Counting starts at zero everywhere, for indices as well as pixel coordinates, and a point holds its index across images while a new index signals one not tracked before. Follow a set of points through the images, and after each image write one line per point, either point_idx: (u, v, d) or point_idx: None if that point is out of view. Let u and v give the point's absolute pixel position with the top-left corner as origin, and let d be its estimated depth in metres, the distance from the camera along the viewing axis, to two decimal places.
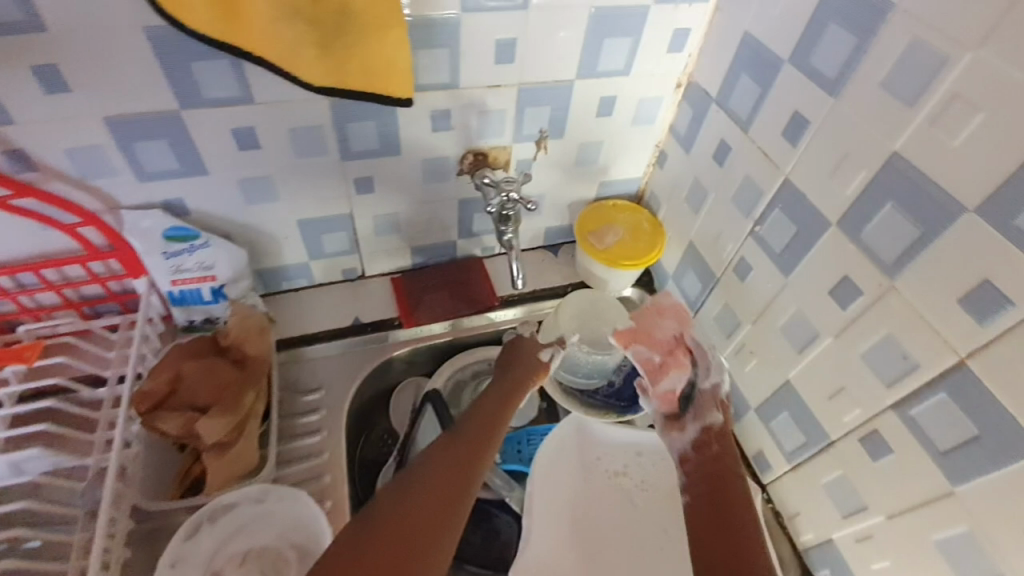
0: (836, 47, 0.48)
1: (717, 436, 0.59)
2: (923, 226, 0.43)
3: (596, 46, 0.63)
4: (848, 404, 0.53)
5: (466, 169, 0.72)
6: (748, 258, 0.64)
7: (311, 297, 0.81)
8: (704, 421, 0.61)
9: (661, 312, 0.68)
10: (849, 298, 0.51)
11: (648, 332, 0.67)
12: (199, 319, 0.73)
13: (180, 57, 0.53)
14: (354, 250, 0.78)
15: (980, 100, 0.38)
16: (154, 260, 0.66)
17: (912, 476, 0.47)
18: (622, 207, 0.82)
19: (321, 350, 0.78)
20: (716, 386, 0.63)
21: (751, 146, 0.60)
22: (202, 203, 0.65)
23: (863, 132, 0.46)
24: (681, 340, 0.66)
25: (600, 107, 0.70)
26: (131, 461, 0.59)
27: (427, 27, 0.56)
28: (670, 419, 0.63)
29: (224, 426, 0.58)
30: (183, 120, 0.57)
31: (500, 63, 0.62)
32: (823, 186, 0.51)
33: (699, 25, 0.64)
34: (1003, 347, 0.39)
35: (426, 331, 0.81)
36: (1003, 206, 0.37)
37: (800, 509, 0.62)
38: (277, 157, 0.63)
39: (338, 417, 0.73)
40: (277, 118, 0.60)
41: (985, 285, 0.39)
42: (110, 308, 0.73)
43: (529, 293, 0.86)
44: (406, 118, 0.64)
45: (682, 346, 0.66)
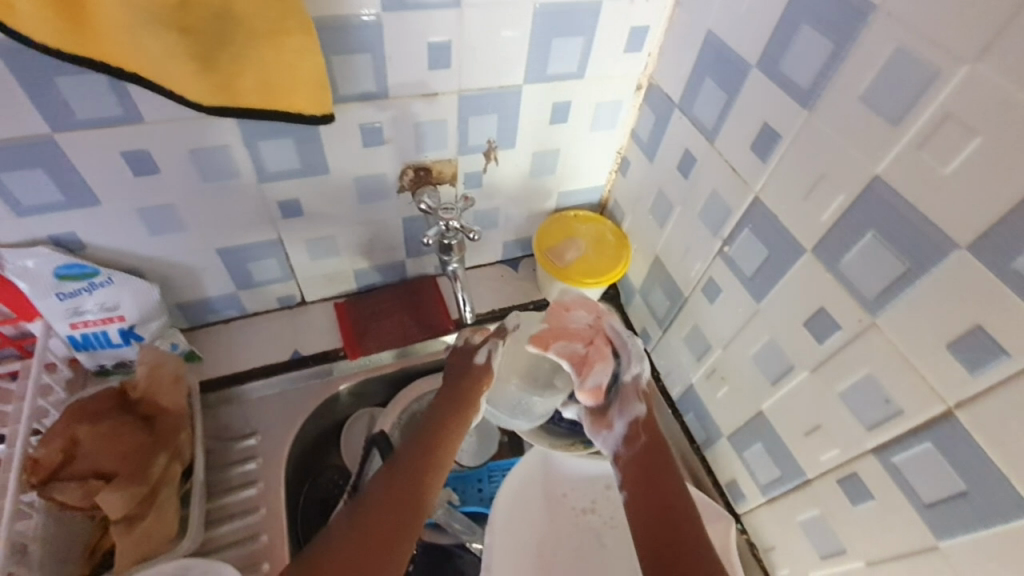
0: (810, 53, 0.42)
1: (644, 427, 0.58)
2: (908, 260, 0.38)
3: (544, 48, 0.56)
4: (825, 444, 0.49)
5: (407, 185, 0.65)
6: (717, 280, 0.59)
7: (244, 329, 0.72)
8: (630, 414, 0.59)
9: (569, 305, 0.64)
10: (826, 331, 0.46)
11: (563, 327, 0.62)
12: (110, 363, 0.64)
13: (40, 71, 0.43)
14: (289, 276, 0.70)
15: (976, 123, 0.32)
16: (47, 303, 0.57)
17: (895, 526, 0.44)
18: (583, 218, 0.76)
19: (257, 390, 0.70)
20: (637, 376, 0.61)
21: (718, 158, 0.54)
22: (99, 236, 0.56)
23: (841, 151, 0.41)
24: (599, 328, 0.63)
25: (553, 113, 0.63)
26: (31, 536, 0.51)
27: (344, 31, 0.48)
28: (595, 415, 0.62)
29: (134, 496, 0.50)
30: (58, 145, 0.48)
31: (434, 69, 0.54)
32: (796, 208, 0.46)
33: (658, 22, 0.57)
34: (999, 401, 0.35)
35: (375, 361, 0.74)
36: (1001, 246, 0.33)
37: (776, 543, 0.58)
38: (182, 182, 0.55)
39: (278, 465, 0.66)
40: (176, 139, 0.51)
41: (977, 331, 0.35)
42: (6, 354, 0.64)
43: (488, 313, 0.79)
44: (331, 134, 0.56)
45: (600, 335, 0.62)
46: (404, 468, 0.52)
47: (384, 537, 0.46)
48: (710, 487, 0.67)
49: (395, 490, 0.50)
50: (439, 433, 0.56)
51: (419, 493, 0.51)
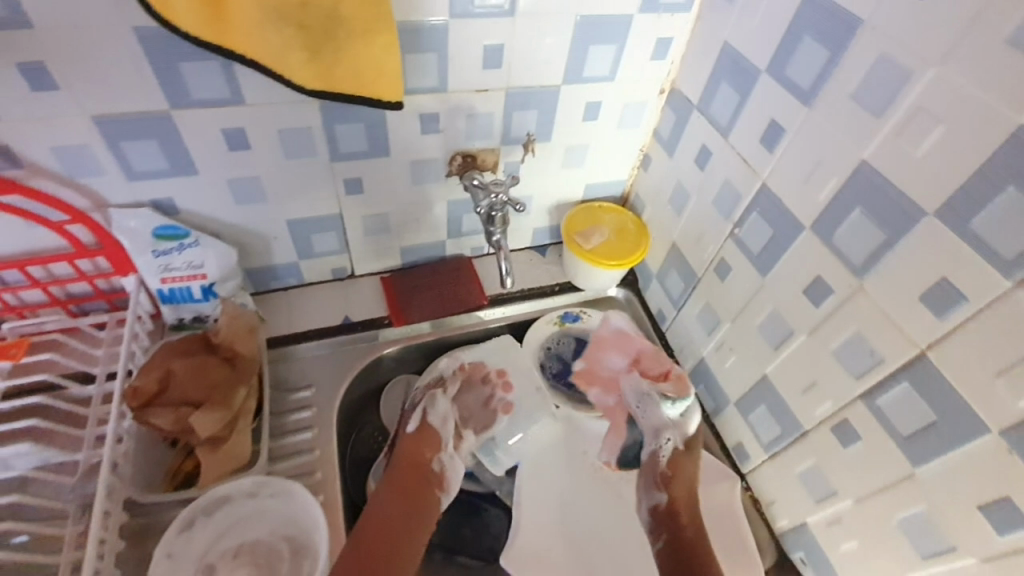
0: (810, 59, 0.50)
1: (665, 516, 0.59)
2: (889, 230, 0.46)
3: (582, 53, 0.65)
4: (820, 397, 0.56)
5: (455, 170, 0.73)
6: (728, 260, 0.66)
7: (300, 297, 0.81)
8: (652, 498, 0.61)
9: (603, 346, 0.73)
10: (821, 297, 0.54)
11: (595, 372, 0.72)
12: (188, 318, 0.72)
13: (170, 57, 0.52)
14: (343, 249, 0.79)
15: (941, 114, 0.40)
16: (143, 258, 0.65)
17: (879, 461, 0.51)
18: (608, 208, 0.84)
19: (311, 348, 0.78)
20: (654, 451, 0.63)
21: (731, 151, 0.62)
22: (192, 202, 0.65)
23: (836, 141, 0.49)
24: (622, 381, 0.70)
25: (586, 111, 0.72)
26: (121, 458, 0.59)
27: (417, 32, 0.57)
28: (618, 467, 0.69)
29: (219, 420, 0.59)
30: (173, 120, 0.57)
31: (488, 68, 0.63)
32: (798, 190, 0.54)
33: (681, 34, 0.66)
34: (960, 340, 0.42)
35: (416, 330, 0.82)
36: (960, 212, 0.41)
37: (775, 496, 0.66)
38: (268, 158, 0.64)
39: (328, 415, 0.74)
40: (268, 119, 0.60)
41: (943, 282, 0.43)
42: (97, 306, 0.72)
43: (518, 292, 0.87)
44: (396, 121, 0.65)
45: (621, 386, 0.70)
46: (378, 530, 0.57)
47: (390, 530, 0.57)
48: (716, 449, 0.74)
49: (362, 549, 0.54)
50: (403, 497, 0.60)
51: (394, 551, 0.56)
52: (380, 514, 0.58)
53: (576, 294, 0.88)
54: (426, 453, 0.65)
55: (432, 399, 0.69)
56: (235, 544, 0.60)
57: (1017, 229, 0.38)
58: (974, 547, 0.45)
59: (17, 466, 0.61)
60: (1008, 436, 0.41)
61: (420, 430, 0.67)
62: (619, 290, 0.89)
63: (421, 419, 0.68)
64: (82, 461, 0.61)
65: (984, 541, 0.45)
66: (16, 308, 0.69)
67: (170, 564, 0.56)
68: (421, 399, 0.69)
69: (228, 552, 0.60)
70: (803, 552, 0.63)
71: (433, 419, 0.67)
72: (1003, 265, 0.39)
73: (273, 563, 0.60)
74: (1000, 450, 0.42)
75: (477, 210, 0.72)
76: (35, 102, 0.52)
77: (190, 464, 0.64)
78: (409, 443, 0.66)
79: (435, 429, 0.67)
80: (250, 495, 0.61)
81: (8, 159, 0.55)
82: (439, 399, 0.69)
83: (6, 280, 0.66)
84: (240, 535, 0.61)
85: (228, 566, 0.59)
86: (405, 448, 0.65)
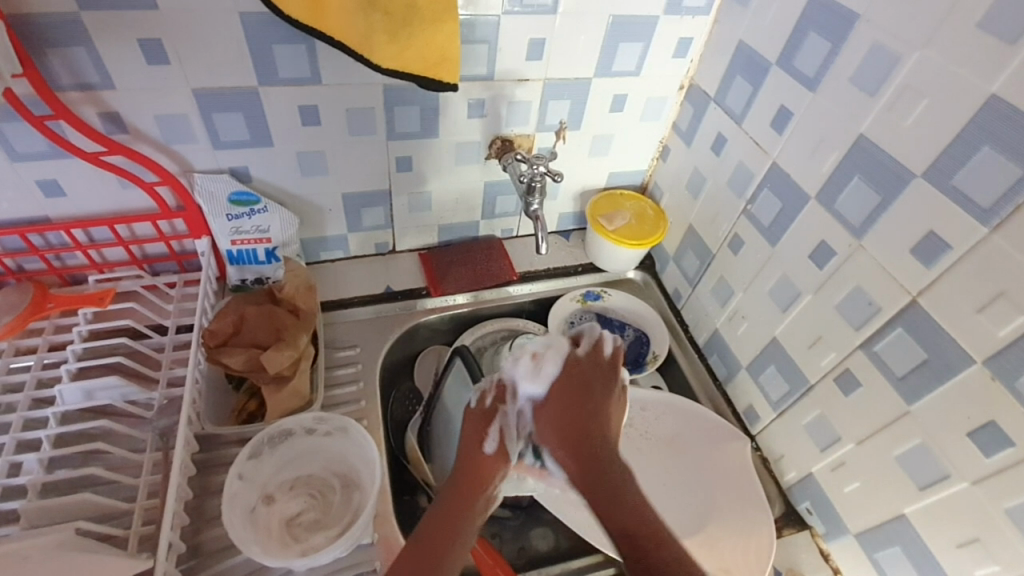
0: (814, 51, 0.59)
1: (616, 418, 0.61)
2: (883, 192, 0.53)
3: (612, 49, 0.73)
4: (825, 350, 0.63)
5: (494, 153, 0.81)
6: (741, 235, 0.73)
7: (346, 268, 0.89)
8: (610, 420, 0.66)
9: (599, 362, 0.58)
10: (826, 259, 0.61)
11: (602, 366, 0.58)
12: (250, 279, 0.81)
13: (266, 39, 0.62)
14: (388, 225, 0.86)
15: (925, 90, 0.49)
16: (218, 221, 0.74)
17: (877, 404, 0.58)
18: (627, 196, 0.92)
19: (355, 314, 0.85)
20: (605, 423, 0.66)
21: (744, 136, 0.70)
22: (264, 172, 0.74)
23: (837, 119, 0.57)
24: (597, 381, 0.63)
25: (613, 102, 0.80)
26: (196, 392, 0.66)
27: (471, 24, 0.66)
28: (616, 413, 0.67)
29: (282, 360, 0.68)
30: (259, 96, 0.66)
31: (530, 59, 0.72)
32: (805, 165, 0.62)
33: (700, 35, 0.75)
34: (945, 284, 0.49)
35: (451, 301, 0.89)
36: (942, 171, 0.48)
37: (784, 452, 0.72)
38: (334, 133, 0.72)
39: (371, 371, 0.80)
40: (338, 99, 0.69)
41: (930, 235, 0.50)
42: (168, 267, 0.80)
43: (544, 271, 0.94)
44: (447, 104, 0.74)
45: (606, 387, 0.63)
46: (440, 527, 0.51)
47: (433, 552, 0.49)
48: (729, 414, 0.80)
49: (421, 551, 0.49)
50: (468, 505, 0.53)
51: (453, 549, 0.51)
52: (442, 524, 0.51)
53: (598, 274, 0.95)
54: (497, 473, 0.56)
55: (507, 415, 0.58)
56: (291, 477, 0.67)
57: (991, 180, 0.45)
58: (965, 471, 0.51)
59: (101, 397, 0.68)
60: (990, 363, 0.47)
61: (496, 455, 0.57)
62: (638, 273, 0.96)
63: (500, 438, 0.57)
64: (159, 397, 0.68)
65: (973, 465, 0.50)
66: (99, 264, 0.77)
67: (240, 485, 0.63)
68: (495, 413, 0.58)
69: (286, 483, 0.66)
70: (809, 502, 0.69)
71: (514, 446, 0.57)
72: (981, 214, 0.46)
73: (326, 493, 0.66)
74: (984, 378, 0.48)
75: (520, 180, 0.79)
76: (149, 74, 0.61)
77: (253, 404, 0.72)
78: (479, 456, 0.56)
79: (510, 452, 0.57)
80: (308, 431, 0.68)
81: (117, 124, 0.65)
82: (513, 411, 0.58)
83: (93, 238, 0.74)
84: (295, 470, 0.67)
85: (287, 496, 0.65)
86: (479, 460, 0.56)
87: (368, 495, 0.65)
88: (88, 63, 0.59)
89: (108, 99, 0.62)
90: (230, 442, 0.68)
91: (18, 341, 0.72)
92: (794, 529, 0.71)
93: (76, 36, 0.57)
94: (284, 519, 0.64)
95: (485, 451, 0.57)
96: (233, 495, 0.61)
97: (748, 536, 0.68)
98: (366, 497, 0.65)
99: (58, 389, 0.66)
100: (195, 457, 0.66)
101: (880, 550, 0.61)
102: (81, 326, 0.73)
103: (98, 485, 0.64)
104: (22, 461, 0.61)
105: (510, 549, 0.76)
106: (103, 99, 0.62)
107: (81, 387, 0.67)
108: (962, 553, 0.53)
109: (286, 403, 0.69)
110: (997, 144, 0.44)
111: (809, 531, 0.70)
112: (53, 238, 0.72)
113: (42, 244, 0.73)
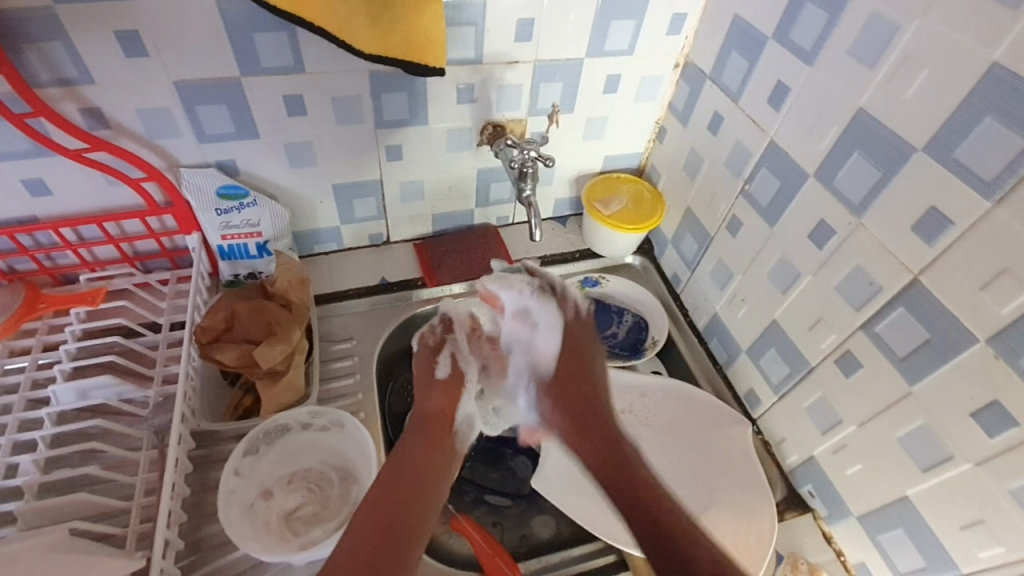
0: (811, 23, 0.57)
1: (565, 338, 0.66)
2: (883, 167, 0.52)
3: (604, 28, 0.71)
4: (825, 332, 0.61)
5: (486, 139, 0.79)
6: (739, 216, 0.72)
7: (340, 260, 0.88)
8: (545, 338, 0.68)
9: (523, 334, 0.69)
10: (825, 238, 0.59)
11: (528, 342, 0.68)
12: (243, 274, 0.80)
13: (245, 28, 0.60)
14: (381, 215, 0.85)
15: (925, 59, 0.47)
16: (207, 215, 0.73)
17: (879, 385, 0.56)
18: (624, 179, 0.90)
19: (351, 306, 0.85)
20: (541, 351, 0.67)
21: (741, 114, 0.68)
22: (251, 165, 0.73)
23: (835, 93, 0.55)
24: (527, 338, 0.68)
25: (606, 83, 0.78)
26: (190, 388, 0.66)
27: (458, 6, 0.64)
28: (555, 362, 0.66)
29: (275, 355, 0.67)
30: (242, 86, 0.65)
31: (519, 40, 0.70)
32: (803, 142, 0.60)
33: (694, 10, 0.72)
34: (947, 260, 0.48)
35: (447, 291, 0.88)
36: (944, 143, 0.47)
37: (786, 435, 0.71)
38: (320, 123, 0.71)
39: (367, 364, 0.80)
40: (323, 87, 0.67)
41: (931, 210, 0.48)
42: (160, 264, 0.80)
43: (541, 258, 0.92)
44: (435, 91, 0.72)
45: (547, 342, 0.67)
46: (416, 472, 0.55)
47: (394, 497, 0.52)
48: (730, 398, 0.79)
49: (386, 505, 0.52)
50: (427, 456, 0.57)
51: (421, 499, 0.53)
52: (410, 471, 0.55)
53: (596, 260, 0.93)
54: (452, 400, 0.64)
55: (455, 342, 0.69)
56: (289, 471, 0.67)
57: (993, 152, 0.43)
58: (968, 452, 0.50)
59: (95, 397, 0.68)
60: (994, 342, 0.46)
61: (449, 377, 0.66)
62: (636, 257, 0.94)
63: (452, 363, 0.67)
64: (154, 396, 0.67)
65: (977, 445, 0.49)
66: (90, 263, 0.76)
67: (236, 481, 0.62)
68: (444, 345, 0.68)
69: (283, 478, 0.66)
70: (812, 485, 0.69)
71: (466, 367, 0.67)
72: (984, 187, 0.44)
73: (323, 487, 0.66)
74: (987, 356, 0.47)
75: (511, 165, 0.77)
76: (126, 67, 0.60)
77: (248, 400, 0.72)
78: (437, 389, 0.64)
79: (465, 376, 0.66)
80: (305, 426, 0.68)
81: (98, 119, 0.63)
82: (463, 342, 0.69)
83: (83, 236, 0.73)
84: (292, 464, 0.67)
85: (284, 490, 0.65)
86: (434, 404, 0.63)
87: (366, 488, 0.64)
88: (65, 59, 0.58)
89: (88, 95, 0.61)
90: (226, 438, 0.68)
91: (12, 343, 0.72)
92: (797, 513, 0.70)
93: (52, 30, 0.55)
94: (283, 513, 0.64)
95: (438, 378, 0.65)
96: (229, 491, 0.61)
97: (749, 522, 0.67)
98: (364, 490, 0.64)
99: (52, 390, 0.66)
100: (191, 454, 0.66)
101: (883, 533, 0.61)
102: (73, 325, 0.73)
103: (95, 484, 0.64)
104: (19, 462, 0.61)
105: (511, 537, 0.75)
106: (82, 94, 0.61)
107: (75, 387, 0.67)
108: (965, 534, 0.52)
109: (282, 398, 0.69)
110: (1001, 115, 0.43)
111: (812, 514, 0.70)
112: (42, 238, 0.72)
113: (32, 244, 0.72)
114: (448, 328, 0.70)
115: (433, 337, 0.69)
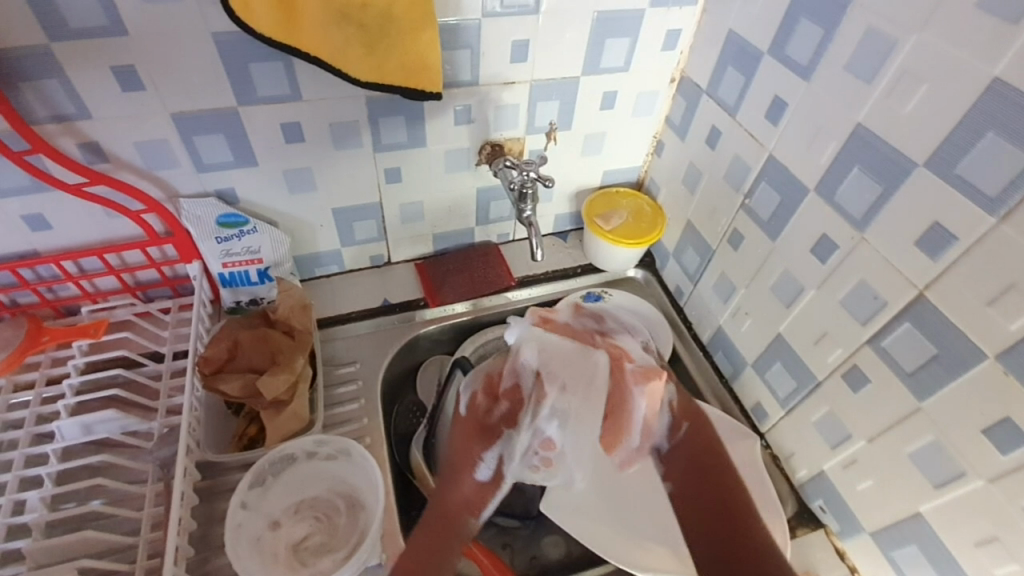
0: (806, 39, 0.57)
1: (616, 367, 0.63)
2: (885, 183, 0.52)
3: (599, 46, 0.71)
4: (831, 346, 0.61)
5: (484, 159, 0.79)
6: (740, 230, 0.72)
7: (342, 283, 0.88)
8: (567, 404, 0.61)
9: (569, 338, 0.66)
10: (828, 252, 0.59)
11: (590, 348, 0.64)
12: (245, 301, 0.80)
13: (241, 59, 0.60)
14: (382, 237, 0.85)
15: (923, 75, 0.47)
16: (207, 244, 0.73)
17: (887, 401, 0.56)
18: (624, 193, 0.89)
19: (353, 329, 0.84)
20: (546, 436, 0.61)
21: (739, 128, 0.68)
22: (251, 192, 0.73)
23: (833, 109, 0.55)
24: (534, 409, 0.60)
25: (603, 100, 0.78)
26: (194, 420, 0.66)
27: (453, 30, 0.65)
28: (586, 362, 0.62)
29: (279, 385, 0.68)
30: (239, 116, 0.65)
31: (515, 61, 0.70)
32: (802, 157, 0.60)
33: (688, 26, 0.72)
34: (952, 276, 0.48)
35: (449, 310, 0.87)
36: (946, 159, 0.46)
37: (795, 449, 0.70)
38: (319, 149, 0.71)
39: (372, 387, 0.79)
40: (320, 114, 0.67)
41: (935, 226, 0.48)
42: (162, 293, 0.80)
43: (542, 274, 0.92)
44: (432, 113, 0.72)
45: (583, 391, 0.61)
46: (449, 506, 0.59)
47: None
48: (737, 412, 0.78)
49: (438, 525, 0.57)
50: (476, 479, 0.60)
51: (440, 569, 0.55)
52: (423, 548, 0.56)
53: (598, 274, 0.93)
54: (482, 500, 0.60)
55: (510, 442, 0.59)
56: (296, 501, 0.66)
57: (996, 168, 0.43)
58: (980, 468, 0.49)
59: (100, 430, 0.68)
60: (1003, 358, 0.46)
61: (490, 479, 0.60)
62: (638, 270, 0.94)
63: (496, 466, 0.59)
64: (157, 428, 0.67)
65: (990, 462, 0.49)
66: (91, 294, 0.76)
67: (243, 514, 0.62)
68: (498, 437, 0.59)
69: (290, 507, 0.66)
70: (823, 500, 0.68)
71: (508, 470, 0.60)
72: (987, 203, 0.44)
73: (331, 515, 0.65)
74: (997, 373, 0.46)
75: (511, 186, 0.77)
76: (124, 101, 0.60)
77: (253, 429, 0.71)
78: (475, 484, 0.59)
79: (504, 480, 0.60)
80: (311, 454, 0.68)
81: (97, 154, 0.63)
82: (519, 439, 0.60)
83: (84, 268, 0.73)
84: (298, 493, 0.67)
85: (291, 521, 0.64)
86: (469, 491, 0.59)
87: (374, 516, 0.64)
88: (62, 95, 0.58)
89: (86, 130, 0.61)
90: (233, 468, 0.68)
91: (15, 377, 0.71)
92: (808, 529, 0.69)
93: (49, 68, 0.56)
94: (291, 544, 0.63)
95: (478, 478, 0.59)
96: (237, 525, 0.61)
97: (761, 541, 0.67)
98: (372, 518, 0.63)
99: (57, 426, 0.66)
100: (197, 486, 0.66)
101: (897, 549, 0.60)
102: (76, 358, 0.73)
103: (101, 519, 0.64)
104: (25, 499, 0.61)
105: (521, 559, 0.75)
106: (80, 129, 0.61)
107: (80, 422, 0.67)
108: (980, 551, 0.52)
109: (286, 427, 0.69)
110: (1003, 131, 0.42)
111: (823, 530, 0.69)
112: (44, 271, 0.72)
113: (33, 278, 0.72)
114: (512, 414, 0.60)
115: (493, 410, 0.61)
